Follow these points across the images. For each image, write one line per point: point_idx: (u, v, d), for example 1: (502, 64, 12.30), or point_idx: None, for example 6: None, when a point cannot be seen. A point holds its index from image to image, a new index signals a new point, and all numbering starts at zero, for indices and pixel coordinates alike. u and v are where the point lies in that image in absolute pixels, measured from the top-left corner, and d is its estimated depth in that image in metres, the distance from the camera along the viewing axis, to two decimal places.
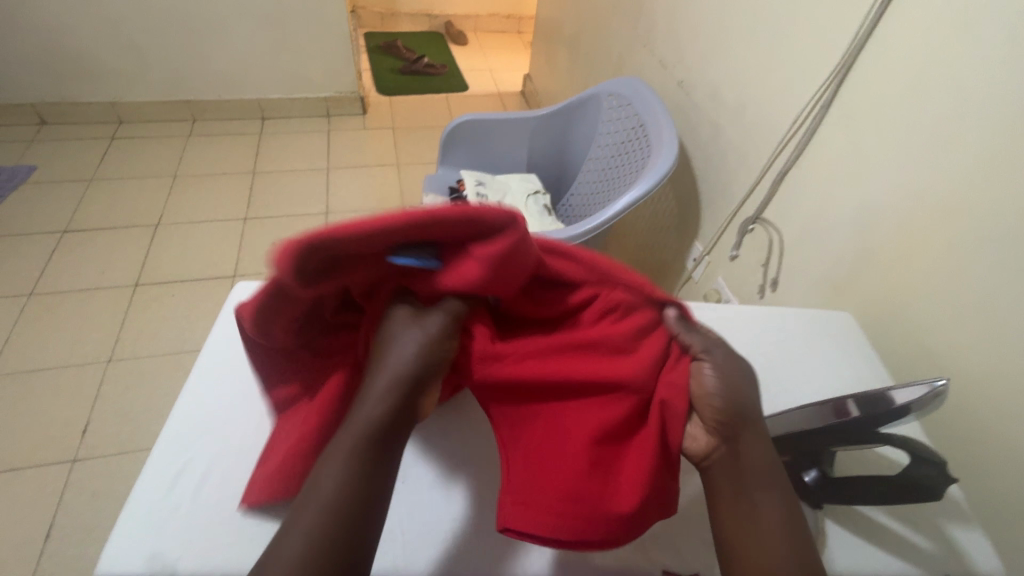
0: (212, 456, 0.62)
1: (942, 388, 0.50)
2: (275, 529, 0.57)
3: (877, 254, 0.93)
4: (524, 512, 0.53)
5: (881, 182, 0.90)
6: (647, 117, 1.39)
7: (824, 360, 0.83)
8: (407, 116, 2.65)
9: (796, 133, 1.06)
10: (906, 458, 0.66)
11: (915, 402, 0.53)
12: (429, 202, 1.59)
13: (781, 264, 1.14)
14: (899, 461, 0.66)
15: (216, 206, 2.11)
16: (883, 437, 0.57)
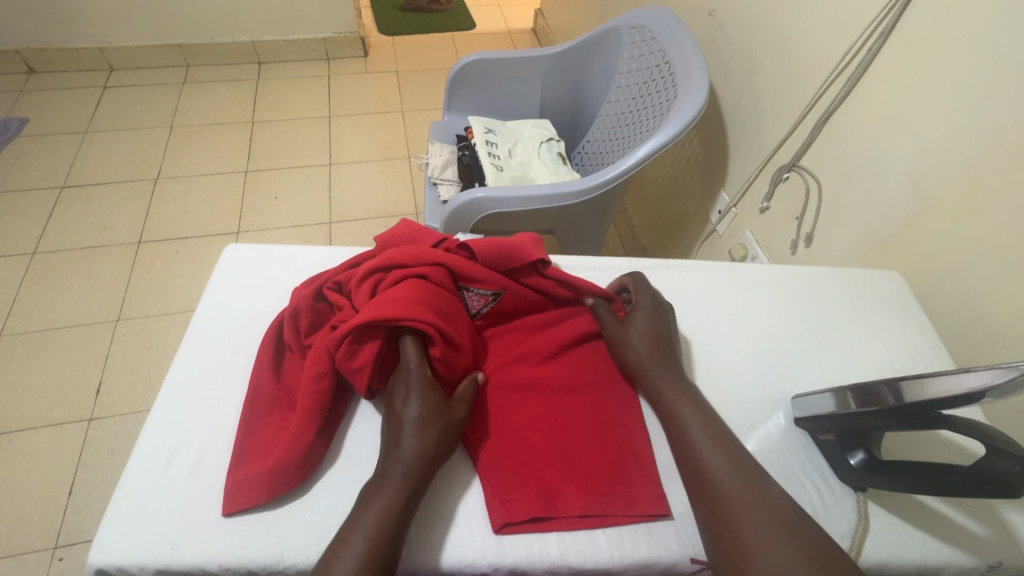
0: (207, 432, 0.58)
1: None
2: (276, 512, 0.54)
3: (934, 206, 0.83)
4: (515, 507, 0.55)
5: (948, 125, 0.79)
6: (674, 53, 1.25)
7: (867, 327, 0.76)
8: (411, 58, 2.48)
9: (844, 69, 0.93)
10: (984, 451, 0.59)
11: (991, 387, 0.44)
12: (435, 151, 1.50)
13: (818, 217, 1.04)
14: (972, 451, 0.60)
15: (216, 158, 2.02)
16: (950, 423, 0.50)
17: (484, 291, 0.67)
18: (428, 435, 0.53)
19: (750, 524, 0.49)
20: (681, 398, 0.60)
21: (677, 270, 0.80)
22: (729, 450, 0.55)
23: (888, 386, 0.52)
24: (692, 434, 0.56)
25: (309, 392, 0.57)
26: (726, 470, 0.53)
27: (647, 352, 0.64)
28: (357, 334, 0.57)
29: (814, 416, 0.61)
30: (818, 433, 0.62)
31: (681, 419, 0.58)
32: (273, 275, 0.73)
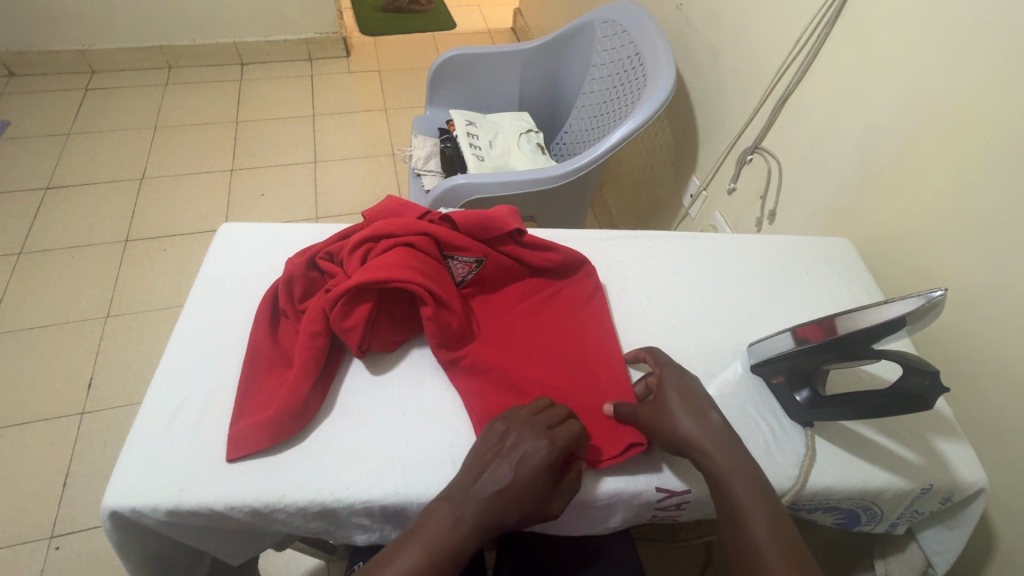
0: (210, 390, 0.63)
1: (937, 297, 0.49)
2: (276, 459, 0.58)
3: (880, 178, 0.90)
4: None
5: (888, 103, 0.87)
6: (643, 45, 1.32)
7: (819, 287, 0.82)
8: (393, 58, 2.53)
9: (797, 54, 1.01)
10: (897, 374, 0.66)
11: (909, 314, 0.51)
12: (419, 144, 1.55)
13: (779, 195, 1.12)
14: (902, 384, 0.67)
15: (201, 158, 2.05)
16: (875, 352, 0.57)
17: (468, 259, 0.71)
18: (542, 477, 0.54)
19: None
20: (748, 489, 0.55)
21: (645, 240, 0.86)
22: (784, 530, 0.53)
23: (825, 322, 0.59)
24: (751, 531, 0.53)
25: (305, 347, 0.62)
26: (784, 555, 0.51)
27: (704, 439, 0.58)
28: (349, 297, 0.62)
29: (766, 361, 0.68)
30: (772, 377, 0.67)
31: (741, 515, 0.54)
32: (266, 250, 0.77)
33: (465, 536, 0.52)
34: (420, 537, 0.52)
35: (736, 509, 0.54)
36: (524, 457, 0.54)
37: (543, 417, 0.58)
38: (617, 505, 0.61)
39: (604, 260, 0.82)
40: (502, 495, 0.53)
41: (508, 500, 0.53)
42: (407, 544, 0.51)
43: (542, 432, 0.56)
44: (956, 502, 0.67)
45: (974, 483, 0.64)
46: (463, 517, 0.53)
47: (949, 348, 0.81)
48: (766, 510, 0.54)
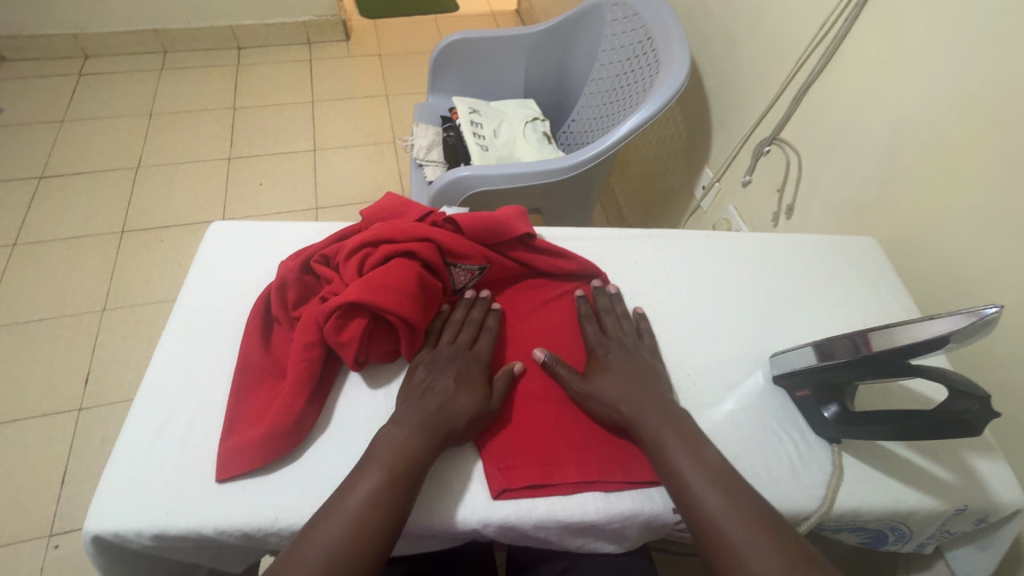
0: (198, 404, 0.59)
1: (990, 316, 0.44)
2: (268, 479, 0.54)
3: (909, 174, 0.85)
4: (514, 473, 0.56)
5: (919, 93, 0.81)
6: (655, 29, 1.25)
7: (844, 291, 0.78)
8: (394, 41, 2.45)
9: (823, 39, 0.94)
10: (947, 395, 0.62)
11: (957, 334, 0.47)
12: (420, 133, 1.50)
13: (799, 189, 1.06)
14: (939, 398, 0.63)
15: (198, 146, 1.99)
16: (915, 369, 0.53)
17: (472, 266, 0.67)
18: (472, 381, 0.59)
19: (748, 552, 0.47)
20: (682, 447, 0.55)
21: (659, 240, 0.81)
22: (723, 479, 0.52)
23: (859, 336, 0.54)
24: (689, 486, 0.52)
25: (299, 361, 0.57)
26: (728, 506, 0.50)
27: (626, 403, 0.59)
28: (345, 309, 0.57)
29: (790, 372, 0.63)
30: (796, 389, 0.63)
31: (678, 473, 0.53)
32: (258, 251, 0.73)
33: (378, 515, 0.48)
34: (363, 482, 0.50)
35: (673, 468, 0.54)
36: (459, 370, 0.60)
37: (462, 338, 0.63)
38: (632, 529, 0.58)
39: (616, 262, 0.78)
40: (430, 422, 0.55)
41: (438, 425, 0.55)
42: (318, 523, 0.48)
43: (454, 363, 0.60)
44: (991, 523, 0.63)
45: (1013, 504, 0.60)
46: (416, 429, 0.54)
47: (982, 356, 0.76)
48: (700, 461, 0.54)
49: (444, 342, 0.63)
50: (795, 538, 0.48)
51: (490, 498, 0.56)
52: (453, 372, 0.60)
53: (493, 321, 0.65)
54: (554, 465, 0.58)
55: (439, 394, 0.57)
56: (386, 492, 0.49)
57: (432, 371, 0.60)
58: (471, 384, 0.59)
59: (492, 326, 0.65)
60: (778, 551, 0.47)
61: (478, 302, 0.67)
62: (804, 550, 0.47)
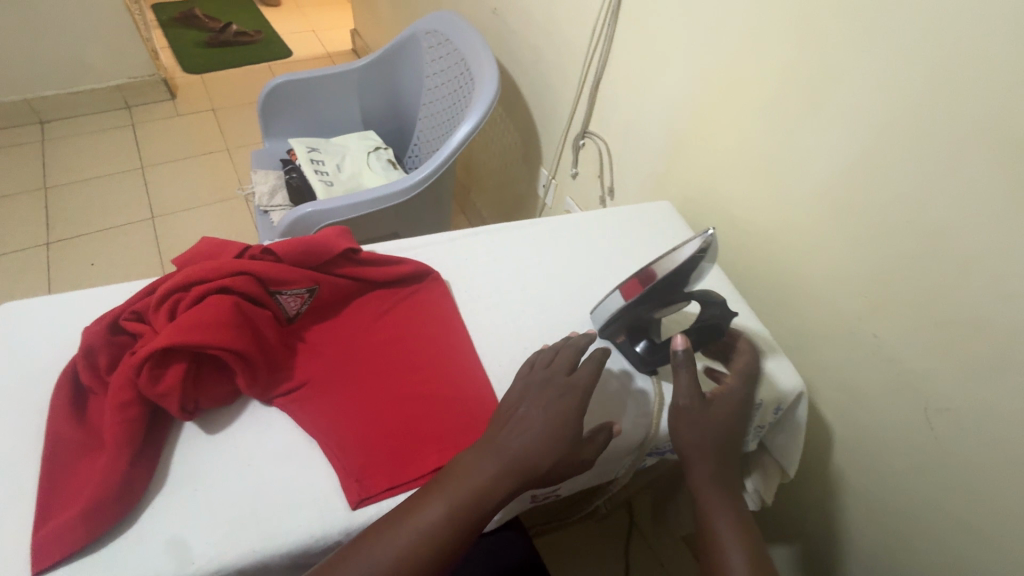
0: (2, 502, 0.53)
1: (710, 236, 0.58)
2: (97, 558, 0.51)
3: (683, 143, 1.01)
4: (370, 480, 0.58)
5: (673, 78, 0.97)
6: (466, 51, 1.36)
7: (651, 248, 0.91)
8: (227, 94, 2.36)
9: (598, 40, 1.10)
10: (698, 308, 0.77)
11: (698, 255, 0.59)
12: (260, 179, 1.46)
13: (613, 172, 1.21)
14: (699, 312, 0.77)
15: (5, 236, 1.75)
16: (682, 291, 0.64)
17: (300, 291, 0.67)
18: (566, 398, 0.59)
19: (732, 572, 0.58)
20: (720, 500, 0.63)
21: (487, 234, 0.88)
22: (740, 521, 0.62)
23: (640, 275, 0.65)
24: (724, 533, 0.61)
25: (114, 423, 0.54)
26: (735, 549, 0.59)
27: (709, 428, 0.65)
28: (157, 358, 0.55)
29: (606, 325, 0.71)
30: (616, 337, 0.72)
31: (713, 519, 0.62)
32: (62, 325, 0.67)
33: (445, 539, 0.52)
34: (423, 517, 0.52)
35: (709, 510, 0.62)
36: (549, 396, 0.59)
37: (558, 366, 0.61)
38: None
39: (450, 260, 0.83)
40: (520, 463, 0.55)
41: (525, 468, 0.55)
42: (388, 536, 0.51)
43: (548, 390, 0.59)
44: (787, 410, 0.77)
45: (793, 388, 0.74)
46: (493, 468, 0.55)
47: (765, 278, 0.93)
48: (729, 510, 0.63)
49: (543, 373, 0.61)
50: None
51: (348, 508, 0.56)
52: (543, 396, 0.59)
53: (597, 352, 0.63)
54: (410, 460, 0.60)
55: (541, 432, 0.56)
56: (449, 531, 0.52)
57: (527, 398, 0.59)
58: (556, 410, 0.58)
59: (597, 360, 0.61)
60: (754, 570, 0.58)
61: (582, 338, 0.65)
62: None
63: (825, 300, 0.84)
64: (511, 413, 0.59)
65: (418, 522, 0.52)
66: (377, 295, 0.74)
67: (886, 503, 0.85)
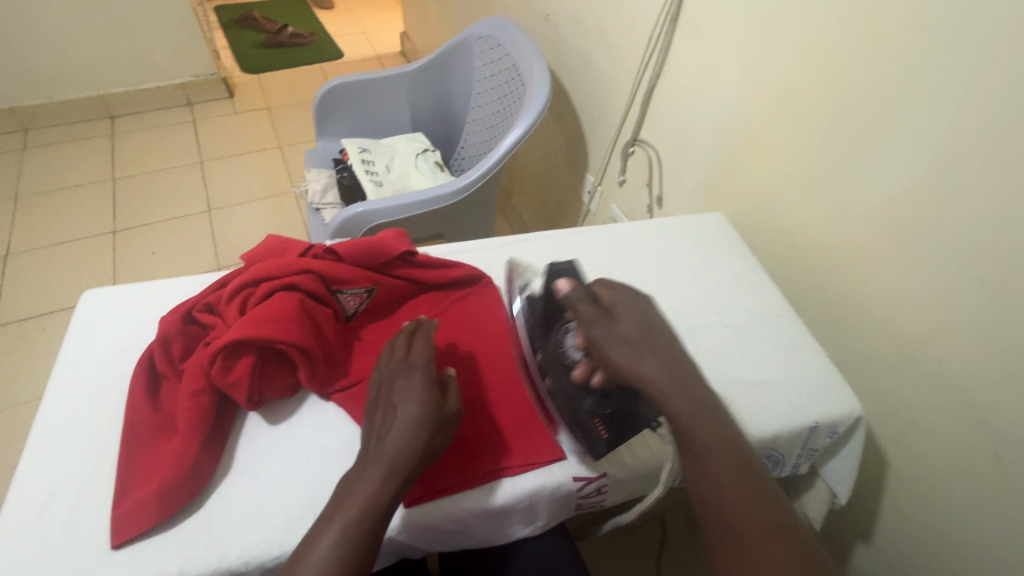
0: (85, 476, 0.57)
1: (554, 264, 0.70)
2: (168, 535, 0.54)
3: (737, 154, 0.99)
4: (424, 480, 0.59)
5: (730, 88, 0.95)
6: (518, 56, 1.37)
7: (702, 260, 0.89)
8: (281, 93, 2.45)
9: (653, 49, 1.09)
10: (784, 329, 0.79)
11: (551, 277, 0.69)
12: (313, 178, 1.51)
13: (662, 180, 1.19)
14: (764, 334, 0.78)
15: (77, 223, 1.87)
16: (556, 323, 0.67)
17: (359, 290, 0.70)
18: (417, 390, 0.57)
19: (744, 525, 0.50)
20: (710, 438, 0.54)
21: (538, 240, 0.88)
22: (738, 459, 0.53)
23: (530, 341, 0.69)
24: (721, 481, 0.52)
25: (188, 409, 0.57)
26: (738, 498, 0.52)
27: (655, 372, 0.56)
28: (229, 350, 0.58)
29: (579, 435, 0.63)
30: (597, 435, 0.62)
31: (708, 464, 0.53)
32: (139, 313, 0.71)
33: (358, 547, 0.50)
34: (326, 535, 0.50)
35: (701, 455, 0.54)
36: (400, 390, 0.58)
37: (394, 356, 0.61)
38: (542, 505, 0.63)
39: (501, 265, 0.84)
40: (395, 453, 0.53)
41: (406, 462, 0.53)
42: (307, 556, 0.49)
43: (394, 383, 0.58)
44: (843, 433, 0.74)
45: (851, 412, 0.72)
46: (375, 469, 0.53)
47: (822, 296, 0.90)
48: (726, 448, 0.54)
49: (383, 363, 0.61)
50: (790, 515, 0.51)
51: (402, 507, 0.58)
52: (382, 401, 0.58)
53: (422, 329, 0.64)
54: (461, 462, 0.61)
55: (404, 431, 0.54)
56: (352, 539, 0.50)
57: (380, 398, 0.58)
58: (416, 400, 0.56)
59: (422, 337, 0.63)
60: (766, 517, 0.50)
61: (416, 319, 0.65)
62: (789, 522, 0.51)
63: (887, 322, 0.81)
64: (377, 408, 0.58)
65: (327, 539, 0.49)
66: (433, 297, 0.76)
67: (947, 540, 0.81)
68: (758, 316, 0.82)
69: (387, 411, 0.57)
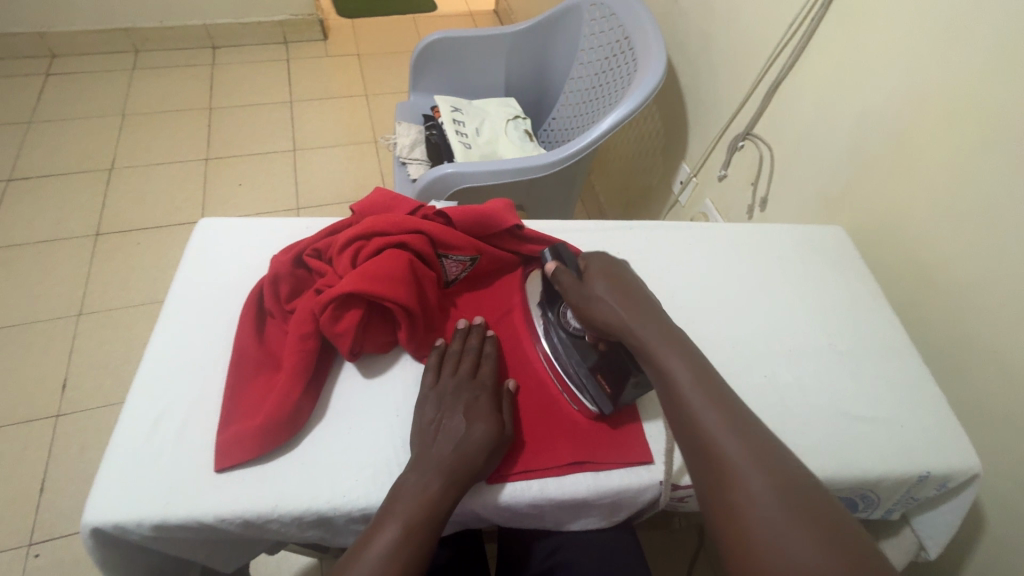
0: (191, 400, 0.60)
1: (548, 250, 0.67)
2: (265, 471, 0.55)
3: (872, 166, 0.89)
4: (508, 458, 0.59)
5: (880, 92, 0.85)
6: (631, 28, 1.29)
7: (813, 279, 0.83)
8: (372, 41, 2.44)
9: (788, 39, 0.98)
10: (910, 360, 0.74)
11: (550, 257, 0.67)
12: (403, 131, 1.51)
13: (771, 182, 1.10)
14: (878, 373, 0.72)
15: (174, 147, 1.96)
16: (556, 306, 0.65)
17: (463, 257, 0.69)
18: (481, 409, 0.58)
19: (712, 430, 0.49)
20: (673, 353, 0.54)
21: (641, 230, 0.84)
22: (698, 366, 0.53)
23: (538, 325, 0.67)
24: (684, 388, 0.51)
25: (295, 352, 0.59)
26: (709, 415, 0.49)
27: (632, 316, 0.57)
28: (340, 301, 0.59)
29: (584, 395, 0.62)
30: (599, 389, 0.60)
31: (670, 376, 0.53)
32: (245, 249, 0.73)
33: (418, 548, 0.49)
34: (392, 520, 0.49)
35: (664, 373, 0.53)
36: (467, 405, 0.58)
37: (462, 369, 0.61)
38: (625, 502, 0.61)
39: (600, 250, 0.81)
40: (454, 463, 0.53)
41: (462, 474, 0.53)
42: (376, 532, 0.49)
43: (460, 397, 0.58)
44: (952, 488, 0.68)
45: (969, 468, 0.65)
46: (433, 479, 0.52)
47: (948, 337, 0.81)
48: (686, 358, 0.54)
49: (447, 374, 0.61)
50: (751, 415, 0.50)
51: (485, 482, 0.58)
52: (438, 407, 0.58)
53: (492, 347, 0.64)
54: (546, 446, 0.60)
55: (457, 440, 0.55)
56: (409, 542, 0.48)
57: (442, 409, 0.58)
58: (479, 418, 0.57)
59: (492, 353, 0.64)
60: (733, 421, 0.49)
61: (475, 329, 0.66)
62: (758, 427, 0.49)
63: None
64: (437, 416, 0.57)
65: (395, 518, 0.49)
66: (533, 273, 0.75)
67: None
68: (869, 349, 0.76)
69: (442, 419, 0.57)
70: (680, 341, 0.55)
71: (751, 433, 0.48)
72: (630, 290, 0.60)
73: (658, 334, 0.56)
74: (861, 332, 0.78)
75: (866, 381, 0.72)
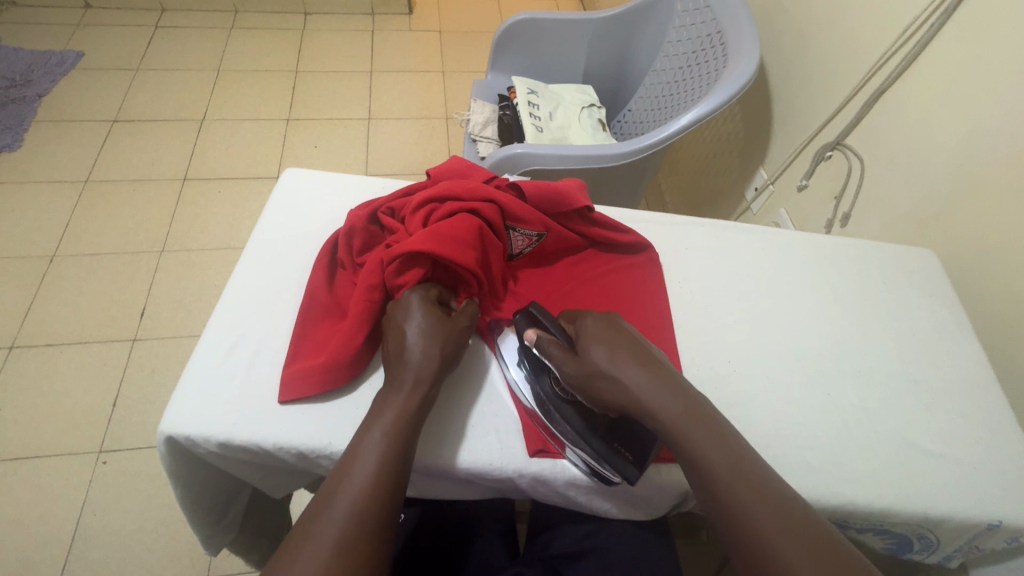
0: (263, 334, 0.63)
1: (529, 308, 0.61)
2: (322, 410, 0.58)
3: (979, 189, 0.82)
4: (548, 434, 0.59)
5: (998, 112, 0.78)
6: (726, 22, 1.24)
7: (893, 303, 0.78)
8: (454, 18, 2.47)
9: (899, 47, 0.91)
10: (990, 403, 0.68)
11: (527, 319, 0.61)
12: (477, 109, 1.52)
13: (857, 197, 1.03)
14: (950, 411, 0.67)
15: (260, 105, 2.06)
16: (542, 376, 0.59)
17: (529, 233, 0.70)
18: (435, 348, 0.55)
19: (770, 534, 0.44)
20: (699, 431, 0.50)
21: (713, 229, 0.82)
22: (729, 447, 0.49)
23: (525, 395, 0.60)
24: (725, 481, 0.47)
25: (361, 302, 0.61)
26: (762, 513, 0.45)
27: (646, 391, 0.52)
28: (407, 257, 0.60)
29: (603, 466, 0.55)
30: (621, 459, 0.55)
31: (704, 462, 0.48)
32: (324, 201, 0.77)
33: (380, 492, 0.46)
34: (367, 449, 0.48)
35: (695, 456, 0.49)
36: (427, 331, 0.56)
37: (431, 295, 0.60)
38: (663, 496, 0.60)
39: (667, 244, 0.79)
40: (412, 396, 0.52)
41: (415, 412, 0.52)
42: (352, 469, 0.47)
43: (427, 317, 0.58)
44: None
45: None
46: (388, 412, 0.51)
47: None
48: (719, 441, 0.49)
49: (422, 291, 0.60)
50: (794, 497, 0.47)
51: (524, 455, 0.58)
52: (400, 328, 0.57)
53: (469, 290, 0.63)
54: None
55: (429, 351, 0.55)
56: (379, 482, 0.46)
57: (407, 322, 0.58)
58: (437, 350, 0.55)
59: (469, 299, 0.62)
60: (788, 516, 0.45)
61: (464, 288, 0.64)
62: (813, 515, 0.45)
63: None
64: (409, 306, 0.58)
65: (372, 449, 0.48)
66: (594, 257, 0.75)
67: None
68: (946, 383, 0.70)
69: (413, 312, 0.58)
70: (701, 414, 0.51)
71: (809, 529, 0.44)
72: (633, 350, 0.55)
73: (675, 411, 0.51)
74: (941, 365, 0.72)
75: (940, 417, 0.67)
